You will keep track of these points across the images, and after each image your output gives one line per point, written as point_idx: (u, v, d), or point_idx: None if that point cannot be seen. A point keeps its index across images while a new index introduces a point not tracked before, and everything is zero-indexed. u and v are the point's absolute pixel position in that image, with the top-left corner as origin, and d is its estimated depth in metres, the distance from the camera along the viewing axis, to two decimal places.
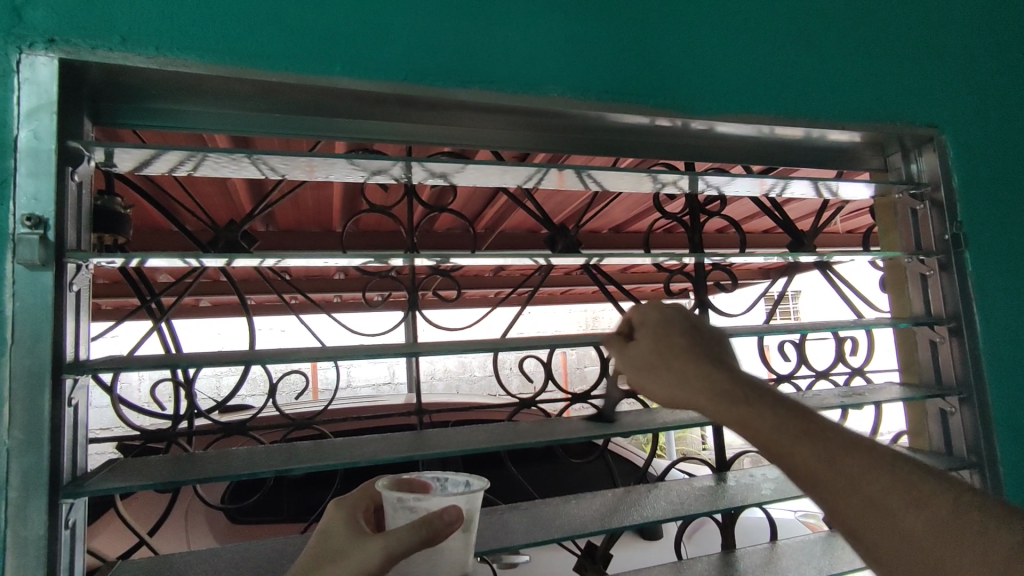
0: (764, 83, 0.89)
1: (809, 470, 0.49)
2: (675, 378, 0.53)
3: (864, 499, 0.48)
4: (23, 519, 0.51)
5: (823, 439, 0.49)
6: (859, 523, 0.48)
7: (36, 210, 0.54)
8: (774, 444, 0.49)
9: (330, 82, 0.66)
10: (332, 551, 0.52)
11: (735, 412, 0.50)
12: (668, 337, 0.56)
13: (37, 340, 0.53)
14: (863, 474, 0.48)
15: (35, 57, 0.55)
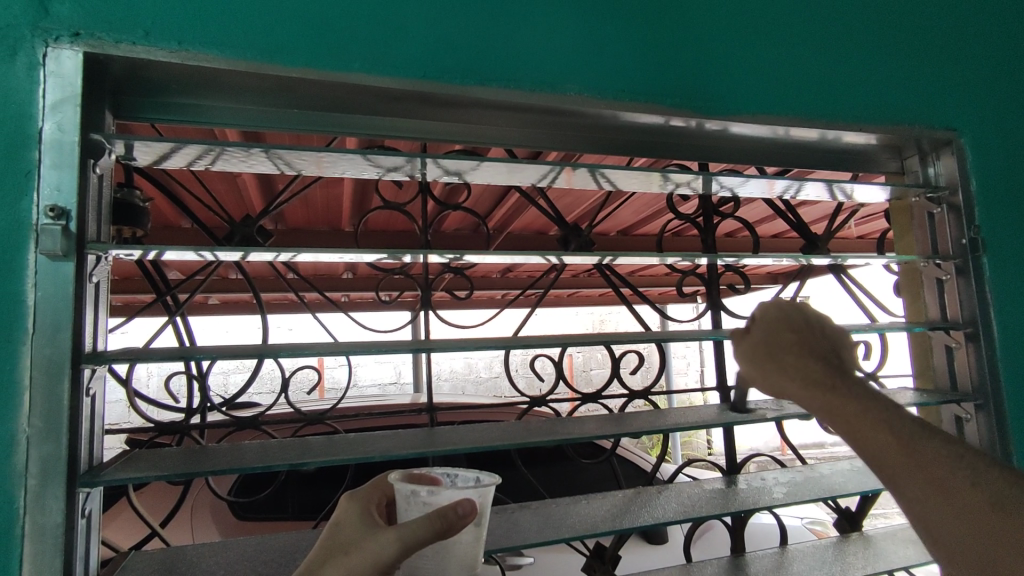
0: (781, 84, 0.89)
1: (905, 467, 0.49)
2: (804, 378, 0.51)
3: (956, 499, 0.49)
4: (42, 507, 0.51)
5: (924, 437, 0.49)
6: (948, 523, 0.49)
7: (59, 201, 0.55)
8: (878, 440, 0.49)
9: (349, 79, 0.66)
10: (345, 541, 0.51)
11: (852, 412, 0.49)
12: (811, 336, 0.53)
13: (57, 330, 0.53)
14: (960, 475, 0.49)
15: (61, 50, 0.56)
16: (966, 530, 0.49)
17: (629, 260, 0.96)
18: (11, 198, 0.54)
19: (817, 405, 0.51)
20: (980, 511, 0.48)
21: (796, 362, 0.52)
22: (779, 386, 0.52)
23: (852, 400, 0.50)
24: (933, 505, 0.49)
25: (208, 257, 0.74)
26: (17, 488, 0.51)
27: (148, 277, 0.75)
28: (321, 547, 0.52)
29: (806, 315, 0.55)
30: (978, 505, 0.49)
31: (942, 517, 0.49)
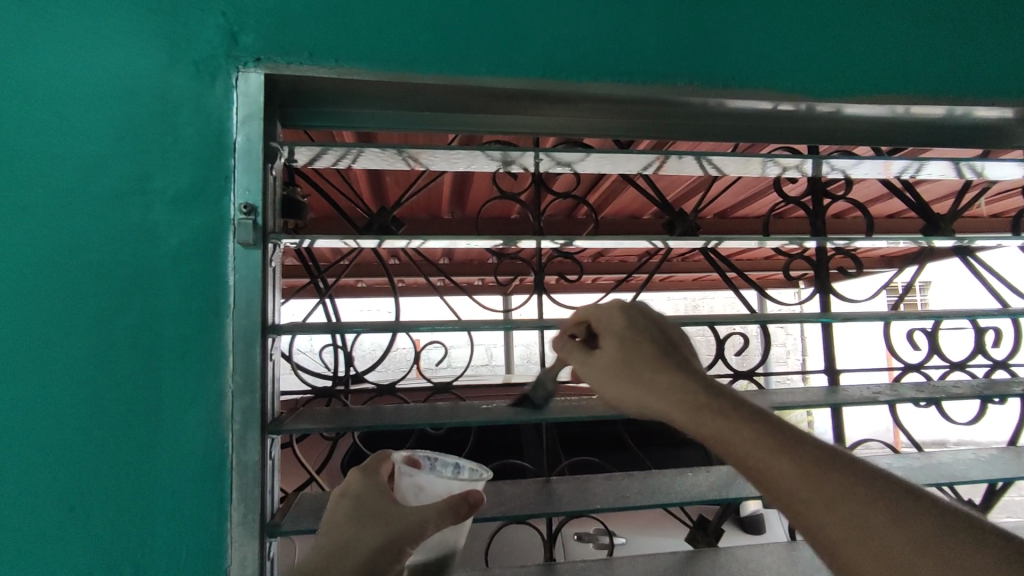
0: (899, 61, 0.86)
1: (758, 474, 0.48)
2: (642, 384, 0.55)
3: (817, 502, 0.46)
4: (243, 447, 0.64)
5: (769, 434, 0.49)
6: (815, 532, 0.46)
7: (249, 199, 0.66)
8: (733, 442, 0.49)
9: (477, 81, 0.74)
10: (377, 508, 0.62)
11: (698, 420, 0.51)
12: (630, 341, 0.59)
13: (250, 304, 0.65)
14: (821, 475, 0.47)
15: (248, 73, 0.68)
16: (836, 538, 0.45)
17: (737, 243, 0.98)
18: (212, 199, 0.66)
19: (662, 410, 0.54)
20: (842, 511, 0.46)
21: (631, 369, 0.57)
22: (624, 393, 0.56)
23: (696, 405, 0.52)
24: (788, 511, 0.48)
25: (352, 245, 0.86)
26: (225, 432, 0.64)
27: (304, 263, 0.87)
28: (353, 515, 0.62)
29: (630, 316, 0.61)
30: (840, 503, 0.46)
31: (805, 525, 0.47)
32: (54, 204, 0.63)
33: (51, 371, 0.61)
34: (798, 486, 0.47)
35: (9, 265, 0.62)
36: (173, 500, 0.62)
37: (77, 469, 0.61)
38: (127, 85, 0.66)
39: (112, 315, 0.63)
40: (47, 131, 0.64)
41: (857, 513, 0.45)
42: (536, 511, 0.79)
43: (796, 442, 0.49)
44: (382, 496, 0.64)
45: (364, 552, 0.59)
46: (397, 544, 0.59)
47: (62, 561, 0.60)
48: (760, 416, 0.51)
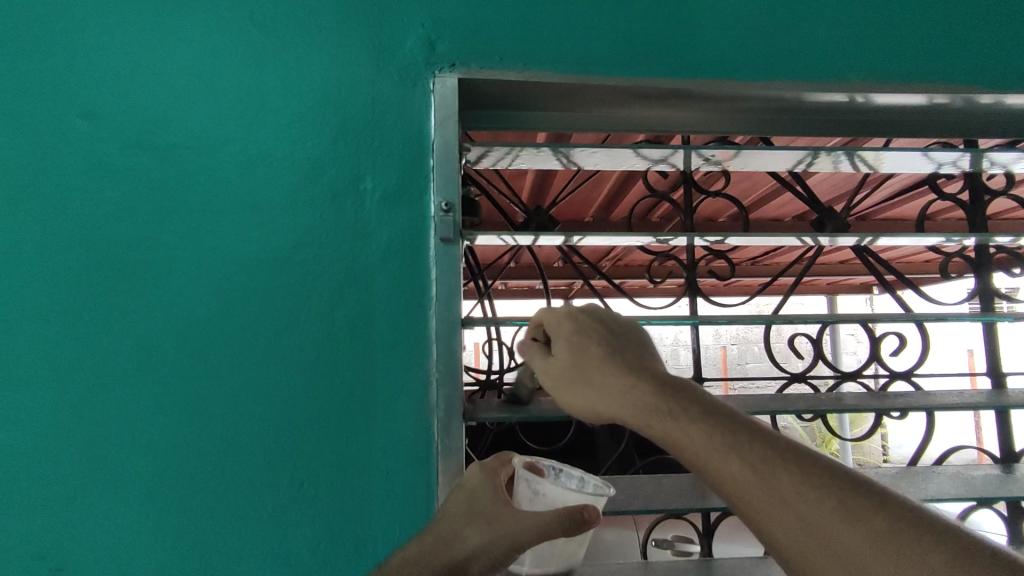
0: None
1: (712, 467, 0.52)
2: (596, 385, 0.58)
3: (771, 496, 0.50)
4: (448, 432, 0.67)
5: (731, 436, 0.52)
6: (772, 522, 0.50)
7: (448, 197, 0.70)
8: (694, 444, 0.53)
9: (652, 81, 0.77)
10: (487, 508, 0.60)
11: (656, 420, 0.55)
12: (583, 347, 0.61)
13: (451, 297, 0.69)
14: (772, 470, 0.50)
15: (444, 77, 0.72)
16: (790, 532, 0.49)
17: (890, 240, 0.96)
18: (415, 196, 0.70)
19: (625, 411, 0.57)
20: (797, 507, 0.49)
21: (585, 373, 0.59)
22: (571, 398, 0.59)
23: (651, 403, 0.55)
24: (750, 506, 0.51)
25: (510, 241, 0.88)
26: (430, 417, 0.67)
27: (467, 262, 0.91)
28: (460, 509, 0.61)
29: (581, 320, 0.63)
30: (789, 497, 0.49)
31: (763, 516, 0.50)
32: (277, 204, 0.69)
33: (279, 357, 0.66)
34: (754, 480, 0.50)
35: (241, 261, 0.67)
36: (387, 479, 0.66)
37: (304, 448, 0.66)
38: (336, 93, 0.70)
39: (330, 304, 0.67)
40: (268, 137, 0.70)
41: (813, 510, 0.48)
42: (702, 506, 0.80)
43: (742, 434, 0.53)
44: (495, 498, 0.61)
45: (468, 548, 0.60)
46: (506, 547, 0.59)
47: (294, 534, 0.65)
48: (692, 408, 0.54)
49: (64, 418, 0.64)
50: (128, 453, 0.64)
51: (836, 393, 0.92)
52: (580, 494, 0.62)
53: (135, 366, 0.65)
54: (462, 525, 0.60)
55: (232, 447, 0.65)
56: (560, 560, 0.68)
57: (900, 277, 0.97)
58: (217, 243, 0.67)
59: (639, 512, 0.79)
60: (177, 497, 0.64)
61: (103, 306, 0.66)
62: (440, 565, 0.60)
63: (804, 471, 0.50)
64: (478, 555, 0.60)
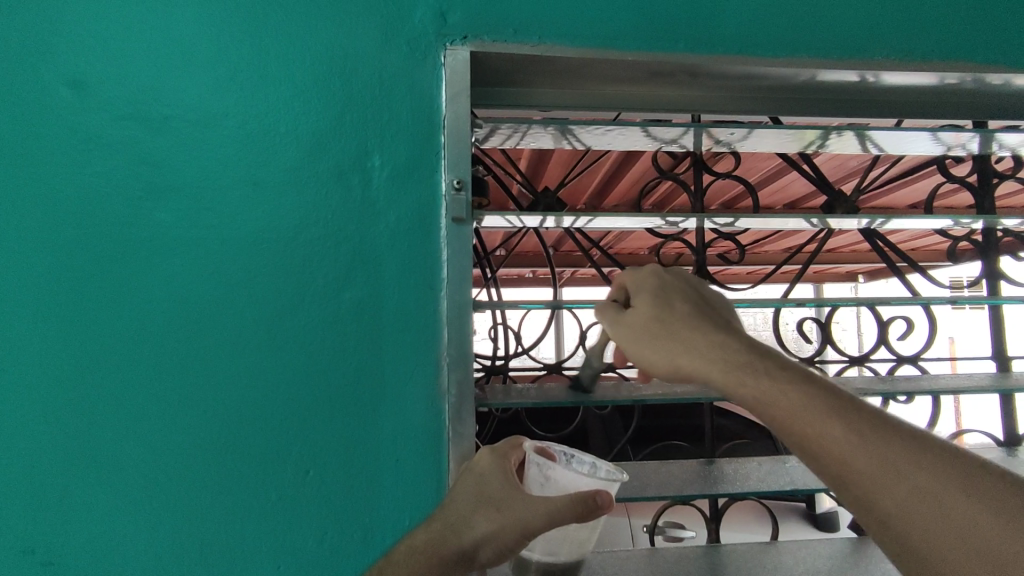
0: None
1: (803, 427, 0.47)
2: (684, 343, 0.53)
3: (876, 461, 0.44)
4: (460, 420, 0.65)
5: (833, 398, 0.47)
6: (882, 497, 0.44)
7: (459, 174, 0.67)
8: (785, 400, 0.48)
9: (670, 55, 0.74)
10: (497, 491, 0.56)
11: (743, 376, 0.50)
12: (666, 300, 0.56)
13: (462, 279, 0.66)
14: (874, 433, 0.45)
15: (456, 49, 0.69)
16: (893, 498, 0.43)
17: (899, 224, 0.95)
18: (425, 175, 0.67)
19: (708, 370, 0.51)
20: (902, 471, 0.43)
21: (669, 328, 0.54)
22: (650, 353, 0.55)
23: (738, 361, 0.50)
24: (848, 474, 0.45)
25: (517, 222, 0.86)
26: (442, 403, 0.65)
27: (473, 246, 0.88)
28: (469, 494, 0.57)
29: (669, 279, 0.58)
30: (895, 461, 0.44)
31: (871, 487, 0.44)
32: (281, 181, 0.66)
33: (284, 343, 0.64)
34: (856, 445, 0.45)
35: (244, 241, 0.64)
36: (398, 468, 0.64)
37: (311, 436, 0.63)
38: (342, 66, 0.67)
39: (338, 287, 0.65)
40: (272, 110, 0.66)
41: (923, 477, 0.43)
42: (713, 492, 0.79)
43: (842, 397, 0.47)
44: (507, 482, 0.57)
45: (477, 535, 0.55)
46: (517, 532, 0.55)
47: (301, 525, 0.62)
48: (783, 366, 0.49)
49: (57, 407, 0.61)
50: (125, 444, 0.61)
51: (845, 378, 0.91)
52: (592, 480, 0.59)
53: (132, 352, 0.62)
54: (470, 511, 0.56)
55: (235, 437, 0.62)
56: (572, 549, 0.63)
57: (911, 265, 0.96)
58: (218, 222, 0.64)
59: (649, 497, 0.78)
60: (180, 486, 0.62)
61: (99, 287, 0.63)
62: (447, 556, 0.55)
63: (907, 436, 0.45)
64: (487, 544, 0.56)
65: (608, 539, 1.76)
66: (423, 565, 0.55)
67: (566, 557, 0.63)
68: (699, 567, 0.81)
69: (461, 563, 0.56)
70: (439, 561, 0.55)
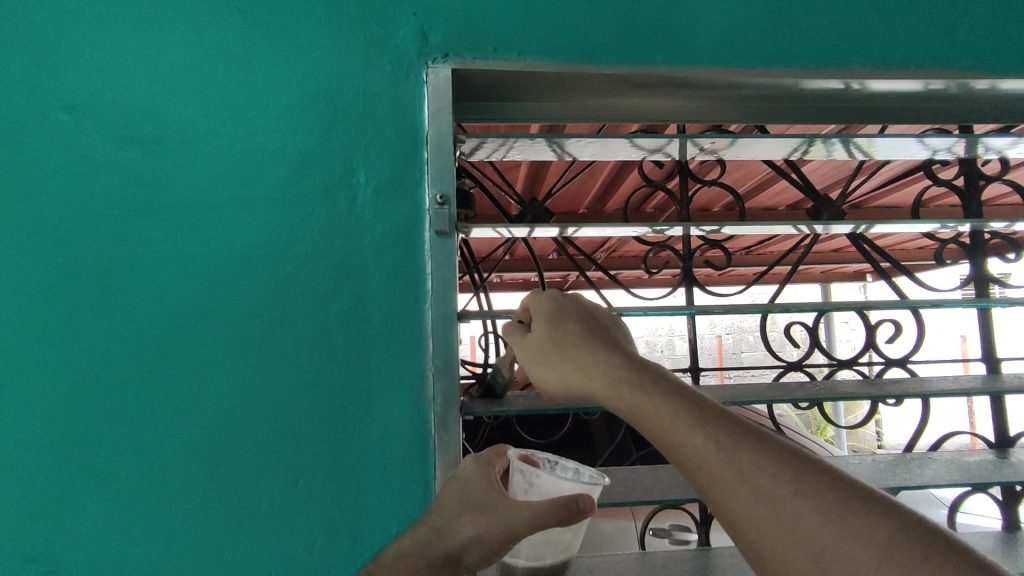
0: None
1: (671, 439, 0.48)
2: (570, 361, 0.57)
3: (727, 466, 0.45)
4: (445, 427, 0.66)
5: (702, 414, 0.48)
6: (739, 506, 0.45)
7: (441, 189, 0.69)
8: (650, 412, 0.50)
9: (649, 68, 0.76)
10: (482, 496, 0.58)
11: (622, 390, 0.52)
12: (559, 322, 0.60)
13: (447, 290, 0.68)
14: (727, 440, 0.46)
15: (437, 67, 0.71)
16: (751, 507, 0.44)
17: (885, 227, 0.96)
18: (409, 189, 0.70)
19: (591, 382, 0.54)
20: (752, 478, 0.45)
21: (558, 346, 0.58)
22: (545, 370, 0.59)
23: (618, 376, 0.53)
24: (710, 483, 0.46)
25: (505, 233, 0.87)
26: (427, 411, 0.67)
27: (462, 256, 0.90)
28: (455, 499, 0.59)
29: (564, 301, 0.62)
30: (745, 467, 0.45)
31: (733, 501, 0.45)
32: (269, 198, 0.68)
33: (275, 354, 0.66)
34: (712, 453, 0.46)
35: (235, 257, 0.67)
36: (386, 474, 0.66)
37: (301, 444, 0.65)
38: (328, 86, 0.70)
39: (326, 300, 0.67)
40: (260, 130, 0.69)
41: (770, 482, 0.44)
42: (699, 496, 0.80)
43: (712, 413, 0.48)
44: (491, 487, 0.59)
45: (462, 538, 0.57)
46: (501, 535, 0.56)
47: (293, 531, 0.64)
48: (657, 380, 0.52)
49: (57, 419, 0.64)
50: (122, 453, 0.64)
51: (833, 381, 0.91)
52: (574, 483, 0.60)
53: (127, 365, 0.65)
54: (455, 514, 0.58)
55: (228, 445, 0.65)
56: (557, 553, 0.64)
57: (898, 268, 0.96)
58: (209, 239, 0.67)
59: (637, 502, 0.79)
60: (174, 495, 0.64)
61: (95, 304, 0.65)
62: (434, 558, 0.56)
63: (765, 445, 0.46)
64: (473, 547, 0.57)
65: (610, 542, 1.77)
66: (410, 569, 0.56)
67: (552, 563, 0.64)
68: (687, 569, 0.82)
69: (448, 566, 0.57)
70: (426, 564, 0.56)
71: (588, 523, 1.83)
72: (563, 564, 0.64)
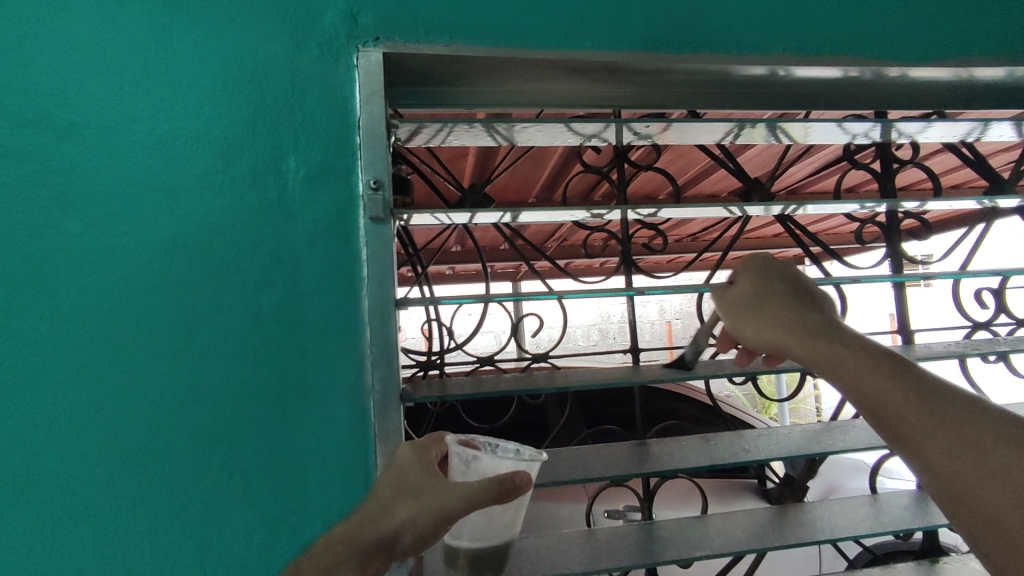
0: (960, 27, 0.92)
1: (875, 386, 0.53)
2: (757, 318, 0.62)
3: (939, 420, 0.50)
4: (385, 415, 0.66)
5: (897, 371, 0.53)
6: (914, 445, 0.51)
7: (375, 175, 0.68)
8: (848, 362, 0.55)
9: (582, 53, 0.77)
10: (416, 482, 0.59)
11: (817, 343, 0.57)
12: (767, 283, 0.63)
13: (382, 277, 0.67)
14: (938, 398, 0.51)
15: (368, 51, 0.70)
16: (957, 462, 0.49)
17: (810, 209, 1.00)
18: (341, 176, 0.68)
19: (782, 337, 0.59)
20: (932, 429, 0.50)
21: (751, 304, 0.63)
22: (746, 326, 0.62)
23: (804, 326, 0.58)
24: (903, 432, 0.52)
25: (444, 219, 0.87)
26: (366, 400, 0.66)
27: (401, 244, 0.89)
28: (389, 486, 0.59)
29: (768, 264, 0.65)
30: (928, 418, 0.50)
31: (905, 440, 0.52)
32: (194, 186, 0.65)
33: (205, 347, 0.64)
34: (900, 399, 0.52)
35: (158, 247, 0.64)
36: (325, 465, 0.65)
37: (235, 439, 0.63)
38: (254, 69, 0.68)
39: (257, 290, 0.65)
40: (183, 116, 0.66)
41: (957, 433, 0.49)
42: (639, 471, 0.82)
43: (897, 366, 0.54)
44: (426, 471, 0.59)
45: (395, 522, 0.57)
46: (435, 517, 0.56)
47: (229, 527, 0.63)
48: (838, 335, 0.57)
49: None
50: (43, 457, 0.61)
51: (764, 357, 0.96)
52: (513, 462, 0.60)
53: (45, 363, 0.61)
54: (390, 501, 0.58)
55: (157, 443, 0.62)
56: (499, 533, 0.64)
57: (824, 247, 1.01)
58: (130, 229, 0.64)
59: (580, 480, 0.81)
60: (100, 497, 0.61)
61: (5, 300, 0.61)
62: (366, 543, 0.56)
63: (949, 404, 0.50)
64: (407, 530, 0.57)
65: (563, 526, 1.79)
66: (343, 556, 0.55)
67: (495, 542, 0.64)
68: (630, 543, 0.84)
69: (382, 551, 0.56)
70: (358, 551, 0.56)
71: (542, 508, 1.85)
72: (507, 543, 0.65)
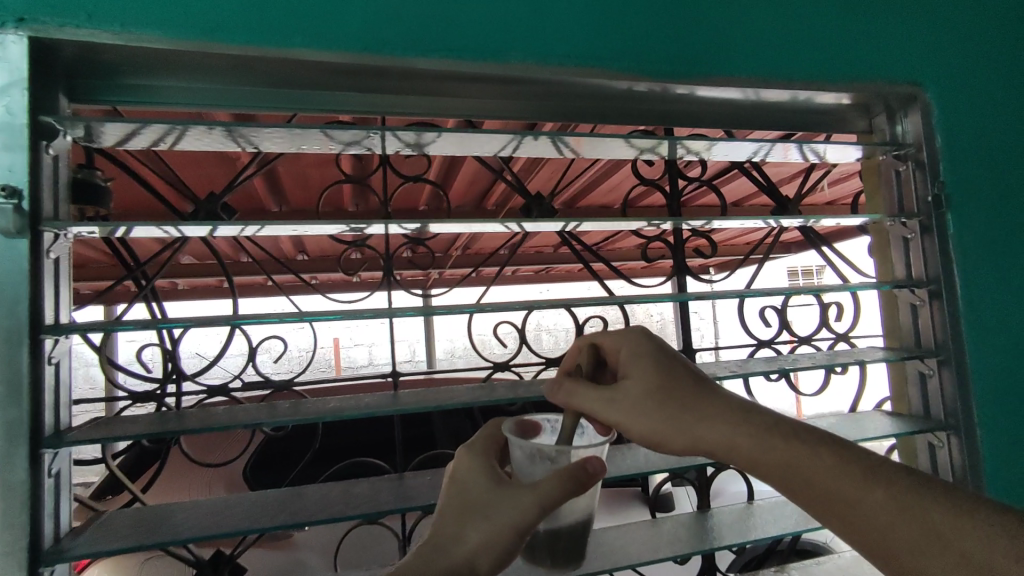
0: (731, 44, 0.85)
1: (797, 469, 0.59)
2: (673, 416, 0.61)
3: (850, 487, 0.58)
4: (7, 463, 0.57)
5: (831, 452, 0.59)
6: (846, 512, 0.58)
7: (10, 182, 0.59)
8: (793, 455, 0.59)
9: (293, 54, 0.69)
10: (478, 499, 0.60)
11: (742, 436, 0.60)
12: (668, 376, 0.64)
13: (16, 302, 0.59)
14: (814, 460, 0.59)
15: (6, 36, 0.60)
16: (893, 529, 0.57)
17: (593, 225, 0.97)
18: None
19: (700, 436, 0.60)
20: (862, 497, 0.57)
21: (661, 407, 0.61)
22: (645, 425, 0.61)
23: (739, 414, 0.61)
24: (851, 507, 0.58)
25: (172, 232, 0.75)
26: None
27: (119, 256, 0.79)
28: (454, 504, 0.60)
29: (655, 349, 0.67)
30: (850, 486, 0.58)
31: (832, 506, 0.59)
32: None
33: None
34: (851, 482, 0.58)
35: None
36: None
37: None
38: None
39: None
40: None
41: (864, 494, 0.57)
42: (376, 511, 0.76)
43: (796, 443, 0.60)
44: (492, 479, 0.61)
45: (471, 544, 0.58)
46: (510, 527, 0.58)
47: None
48: (782, 425, 0.61)
49: None
50: None
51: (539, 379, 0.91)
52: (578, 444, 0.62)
53: None
54: (460, 528, 0.59)
55: None
56: (581, 521, 0.66)
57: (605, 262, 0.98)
58: None
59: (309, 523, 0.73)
60: None
61: None
62: (449, 567, 0.56)
63: (842, 466, 0.59)
64: (484, 552, 0.58)
65: None
66: None
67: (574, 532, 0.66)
68: None
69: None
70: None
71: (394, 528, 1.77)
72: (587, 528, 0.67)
